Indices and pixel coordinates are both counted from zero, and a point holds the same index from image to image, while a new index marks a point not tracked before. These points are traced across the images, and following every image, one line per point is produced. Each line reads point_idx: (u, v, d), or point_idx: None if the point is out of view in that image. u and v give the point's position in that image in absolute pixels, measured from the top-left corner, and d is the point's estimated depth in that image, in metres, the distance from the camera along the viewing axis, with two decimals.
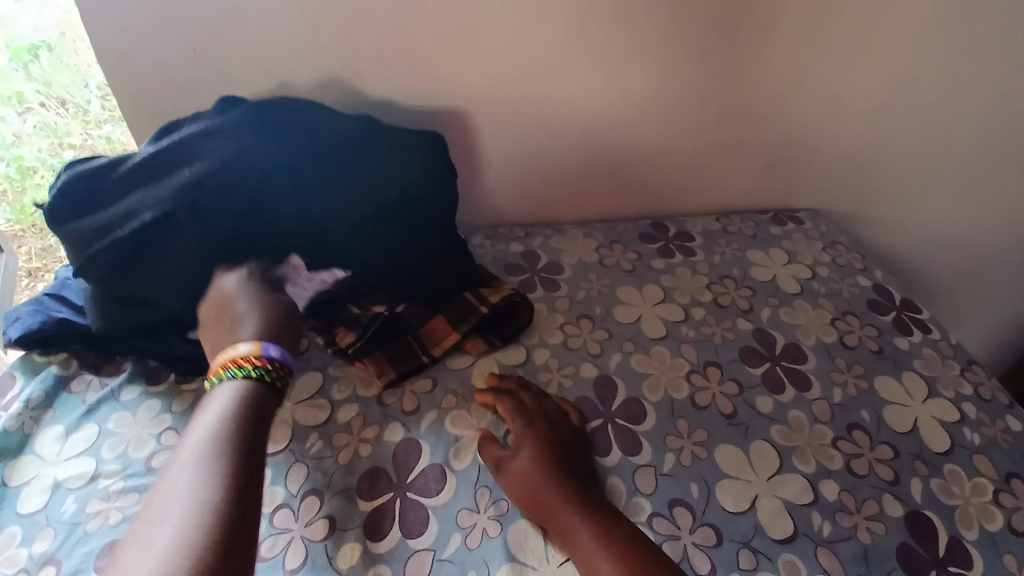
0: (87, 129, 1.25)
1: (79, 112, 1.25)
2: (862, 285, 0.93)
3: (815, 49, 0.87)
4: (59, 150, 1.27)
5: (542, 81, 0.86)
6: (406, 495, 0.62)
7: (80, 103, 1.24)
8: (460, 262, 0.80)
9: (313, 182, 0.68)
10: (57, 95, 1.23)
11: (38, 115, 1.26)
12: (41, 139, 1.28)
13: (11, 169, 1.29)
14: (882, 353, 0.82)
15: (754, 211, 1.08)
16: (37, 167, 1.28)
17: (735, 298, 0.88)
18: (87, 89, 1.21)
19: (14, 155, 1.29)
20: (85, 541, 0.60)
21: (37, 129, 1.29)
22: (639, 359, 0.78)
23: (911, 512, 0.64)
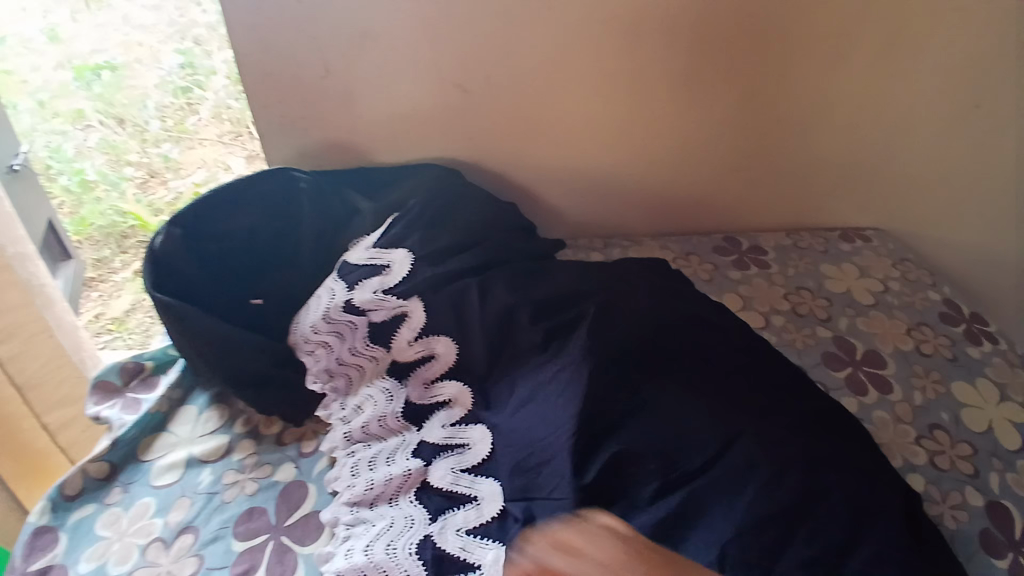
0: (145, 147, 1.44)
1: (135, 130, 1.46)
2: (933, 299, 0.97)
3: (895, 55, 0.91)
4: (118, 166, 1.44)
5: (633, 103, 0.93)
6: None
7: (136, 122, 1.45)
8: None
9: (327, 253, 0.76)
10: (115, 113, 1.46)
11: (99, 132, 1.46)
12: (100, 155, 1.46)
13: (73, 183, 1.44)
14: (956, 361, 0.87)
15: (820, 230, 1.11)
16: (99, 182, 1.43)
17: (813, 307, 0.92)
18: (144, 109, 1.45)
19: (76, 170, 1.44)
20: (221, 509, 0.64)
21: (98, 146, 1.46)
22: (864, 321, 0.90)
23: (990, 504, 0.71)
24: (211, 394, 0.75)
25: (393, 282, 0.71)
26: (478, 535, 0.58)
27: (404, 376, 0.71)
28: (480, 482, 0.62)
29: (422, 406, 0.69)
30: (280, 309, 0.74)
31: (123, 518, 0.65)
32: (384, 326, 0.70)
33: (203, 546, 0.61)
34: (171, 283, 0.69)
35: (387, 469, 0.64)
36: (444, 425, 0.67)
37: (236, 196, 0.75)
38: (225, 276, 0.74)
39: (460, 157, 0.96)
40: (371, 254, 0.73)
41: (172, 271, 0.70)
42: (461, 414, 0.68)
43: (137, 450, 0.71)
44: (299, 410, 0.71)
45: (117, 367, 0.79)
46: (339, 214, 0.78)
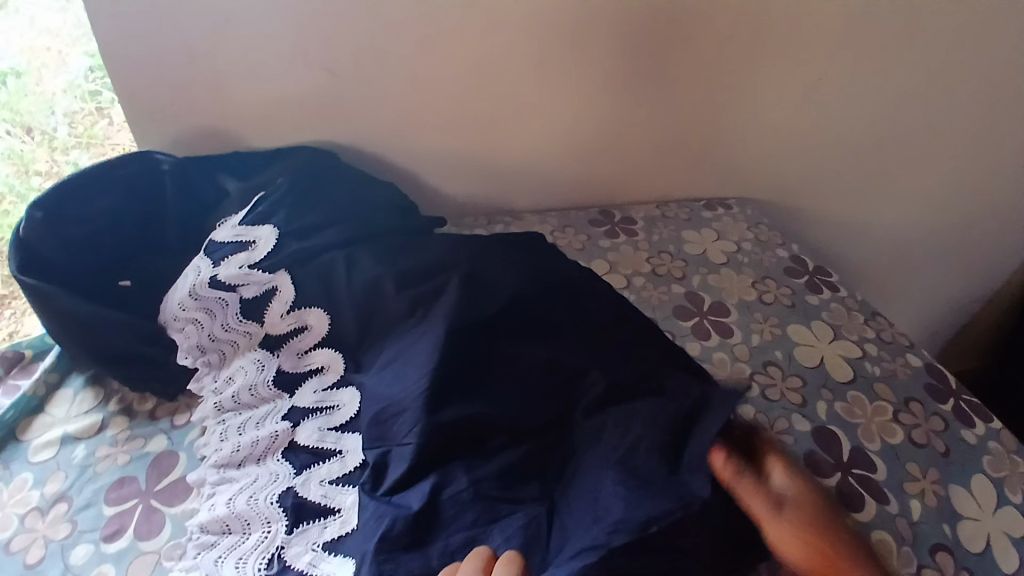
0: (54, 155, 1.31)
1: (47, 139, 1.30)
2: (780, 256, 1.09)
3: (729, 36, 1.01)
4: (24, 176, 1.31)
5: (498, 86, 1.00)
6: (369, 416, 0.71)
7: (46, 131, 1.29)
8: None
9: (191, 235, 0.81)
10: (24, 122, 1.28)
11: (0, 141, 1.28)
12: (6, 165, 1.29)
13: None
14: (794, 307, 0.97)
15: (688, 200, 1.21)
16: (5, 193, 1.29)
17: (670, 268, 1.01)
18: (53, 116, 1.28)
19: None
20: (94, 479, 0.69)
21: (3, 155, 1.29)
22: (714, 278, 1.00)
23: (817, 428, 0.79)
24: (88, 376, 0.79)
25: (258, 258, 0.76)
26: (338, 486, 0.64)
27: (278, 348, 0.74)
28: (345, 438, 0.68)
29: (296, 375, 0.73)
30: (145, 288, 0.79)
31: (1, 491, 0.69)
32: (254, 301, 0.75)
33: (76, 512, 0.66)
34: (33, 266, 0.73)
35: (256, 433, 0.69)
36: (318, 390, 0.72)
37: (95, 181, 0.78)
38: (91, 257, 0.78)
39: (339, 143, 1.02)
40: (237, 232, 0.77)
41: (33, 254, 0.74)
42: (334, 379, 0.72)
43: (15, 432, 0.74)
44: (166, 385, 0.76)
45: None
46: (204, 201, 0.82)
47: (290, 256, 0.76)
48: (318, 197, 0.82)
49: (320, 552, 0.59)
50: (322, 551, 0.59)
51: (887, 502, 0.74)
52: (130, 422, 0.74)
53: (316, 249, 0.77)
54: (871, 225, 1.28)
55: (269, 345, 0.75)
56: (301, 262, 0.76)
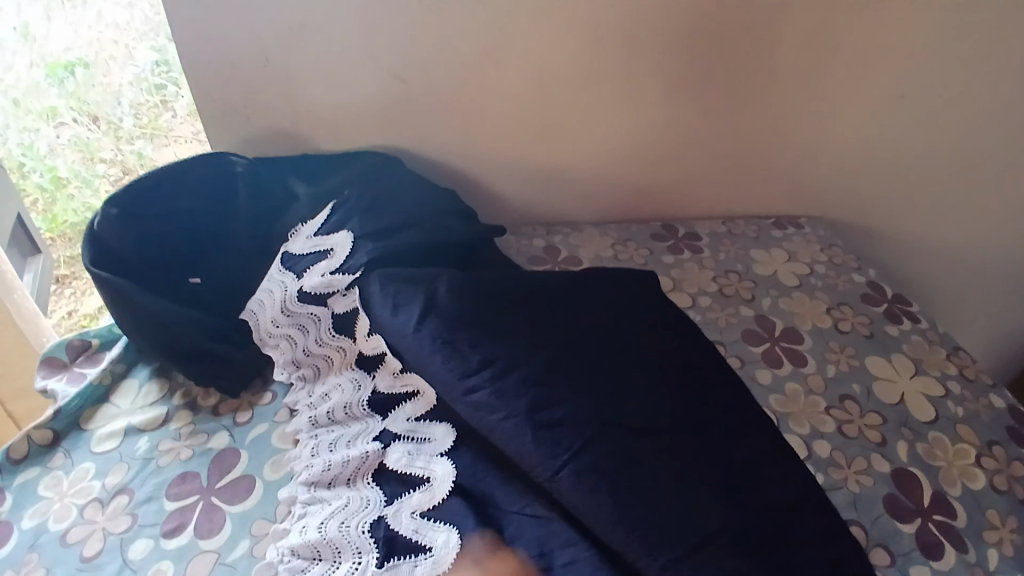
0: (119, 145, 1.48)
1: (111, 128, 1.48)
2: (856, 281, 1.03)
3: (811, 49, 0.96)
4: (90, 164, 1.49)
5: (565, 94, 0.98)
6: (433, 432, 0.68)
7: (111, 119, 1.47)
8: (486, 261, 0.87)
9: (260, 236, 0.81)
10: (90, 111, 1.47)
11: (70, 130, 1.47)
12: (72, 152, 1.48)
13: (45, 180, 1.47)
14: (872, 337, 0.90)
15: (756, 218, 1.16)
16: (71, 179, 1.49)
17: (738, 289, 0.97)
18: (119, 106, 1.45)
19: (48, 166, 1.47)
20: (156, 473, 0.68)
21: (71, 142, 1.48)
22: (786, 301, 0.95)
23: (896, 469, 0.73)
24: (153, 368, 0.79)
25: (338, 263, 0.75)
26: (429, 520, 0.60)
27: (373, 368, 0.73)
28: (434, 464, 0.64)
29: (389, 397, 0.70)
30: (213, 288, 0.79)
31: (63, 480, 0.69)
32: (345, 316, 0.74)
33: (137, 506, 0.66)
34: (107, 262, 0.73)
35: (347, 452, 0.66)
36: (410, 417, 0.68)
37: (169, 179, 0.79)
38: (163, 257, 0.78)
39: (401, 147, 1.01)
40: (315, 241, 0.77)
41: (108, 251, 0.74)
42: (427, 406, 0.69)
43: (80, 420, 0.75)
44: (233, 382, 0.75)
45: (63, 344, 0.83)
46: (272, 204, 0.83)
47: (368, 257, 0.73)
48: (387, 201, 0.81)
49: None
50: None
51: (967, 551, 0.67)
52: (192, 417, 0.74)
53: (389, 254, 0.75)
54: (952, 253, 1.20)
55: (364, 364, 0.73)
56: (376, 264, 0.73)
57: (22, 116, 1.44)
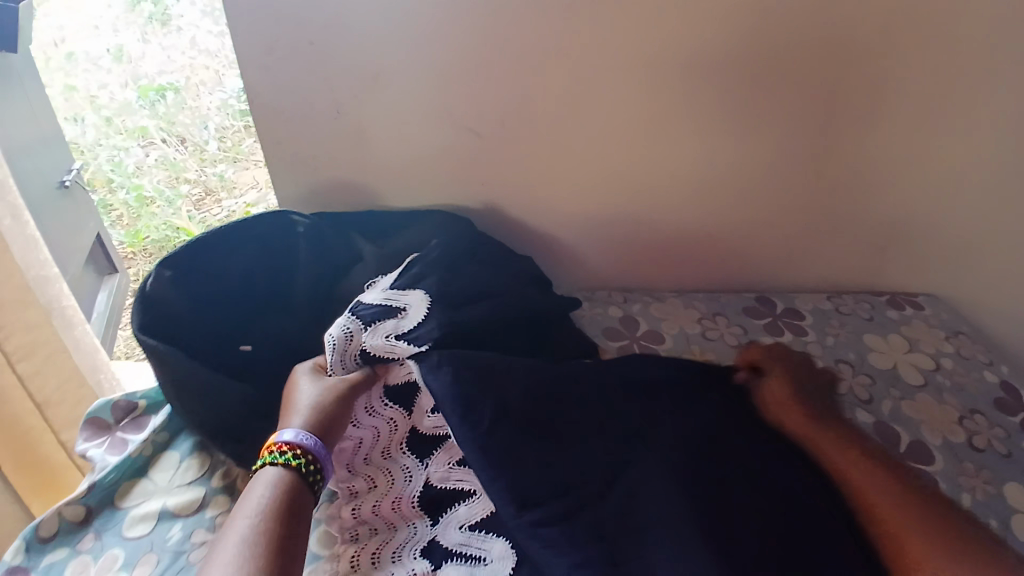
0: (202, 166, 1.43)
1: (195, 150, 1.44)
2: (988, 379, 0.87)
3: (943, 109, 0.83)
4: (175, 183, 1.48)
5: (655, 152, 0.88)
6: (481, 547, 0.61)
7: (196, 142, 1.42)
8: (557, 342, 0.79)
9: (319, 303, 0.77)
10: (177, 133, 1.43)
11: (158, 149, 1.46)
12: (159, 172, 1.48)
13: (130, 197, 1.54)
14: (1011, 457, 0.76)
15: (864, 292, 1.02)
16: (155, 197, 1.49)
17: (852, 385, 0.83)
18: (204, 130, 1.38)
19: (134, 184, 1.52)
20: (185, 570, 0.62)
21: (157, 162, 1.48)
22: (908, 404, 0.81)
23: None
24: (194, 441, 0.74)
25: (408, 327, 0.65)
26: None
27: (427, 455, 0.67)
28: None
29: (442, 494, 0.65)
30: (266, 358, 0.73)
31: (91, 566, 0.64)
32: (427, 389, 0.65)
33: None
34: (157, 327, 0.68)
35: (392, 568, 0.60)
36: (461, 525, 0.62)
37: (232, 234, 0.75)
38: (218, 323, 0.72)
39: (471, 202, 0.93)
40: (388, 295, 0.67)
41: (159, 310, 0.68)
42: (480, 511, 0.63)
43: (115, 496, 0.70)
44: None
45: (111, 404, 0.80)
46: (336, 267, 0.79)
47: (447, 325, 0.65)
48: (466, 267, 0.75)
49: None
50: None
51: None
52: (229, 505, 0.68)
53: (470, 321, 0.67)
54: None
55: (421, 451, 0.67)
56: (456, 331, 0.66)
57: (115, 134, 1.49)
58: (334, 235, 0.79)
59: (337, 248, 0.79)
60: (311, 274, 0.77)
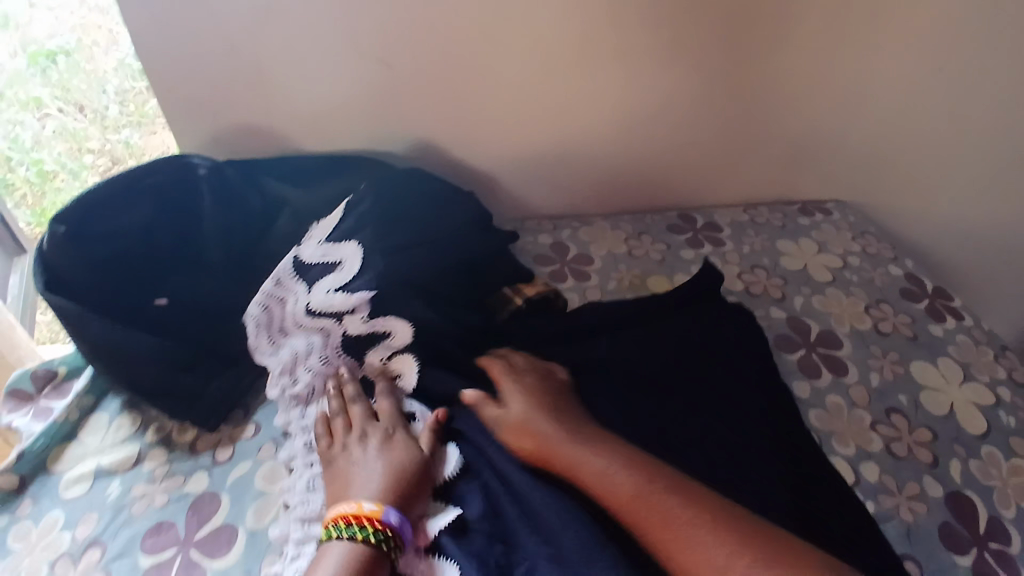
0: (105, 134, 1.31)
1: (96, 117, 1.32)
2: (893, 274, 0.94)
3: (833, 15, 0.86)
4: (78, 155, 1.33)
5: (567, 75, 0.88)
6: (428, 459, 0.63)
7: (96, 108, 1.31)
8: (492, 272, 0.80)
9: (234, 246, 0.74)
10: (75, 100, 1.31)
11: (55, 121, 1.33)
12: (58, 143, 1.34)
13: (30, 174, 1.34)
14: (916, 339, 0.82)
15: (780, 204, 1.07)
16: (57, 171, 1.34)
17: (767, 287, 0.89)
18: (104, 94, 1.28)
19: (34, 159, 1.34)
20: (130, 523, 0.61)
21: (55, 134, 1.34)
22: (820, 300, 0.87)
23: (952, 492, 0.65)
24: (124, 400, 0.72)
25: (346, 278, 0.70)
26: (438, 556, 0.55)
27: (375, 389, 0.68)
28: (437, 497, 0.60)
29: (394, 416, 0.66)
30: (182, 308, 0.70)
31: (32, 531, 0.63)
32: (358, 338, 0.69)
33: (110, 561, 0.59)
34: (63, 288, 0.66)
35: None
36: (413, 441, 0.64)
37: (131, 188, 0.71)
38: (126, 276, 0.69)
39: (391, 140, 0.91)
40: (323, 250, 0.72)
41: (58, 271, 0.66)
42: (433, 427, 0.64)
43: (46, 462, 0.68)
44: (208, 415, 0.68)
45: (27, 375, 0.77)
46: (251, 219, 0.75)
47: (381, 276, 0.69)
48: (392, 210, 0.75)
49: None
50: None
51: None
52: (166, 457, 0.67)
53: (406, 266, 0.71)
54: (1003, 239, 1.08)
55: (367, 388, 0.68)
56: (393, 278, 0.70)
57: (7, 107, 1.32)
58: (246, 185, 0.76)
59: (251, 199, 0.75)
60: (222, 227, 0.73)
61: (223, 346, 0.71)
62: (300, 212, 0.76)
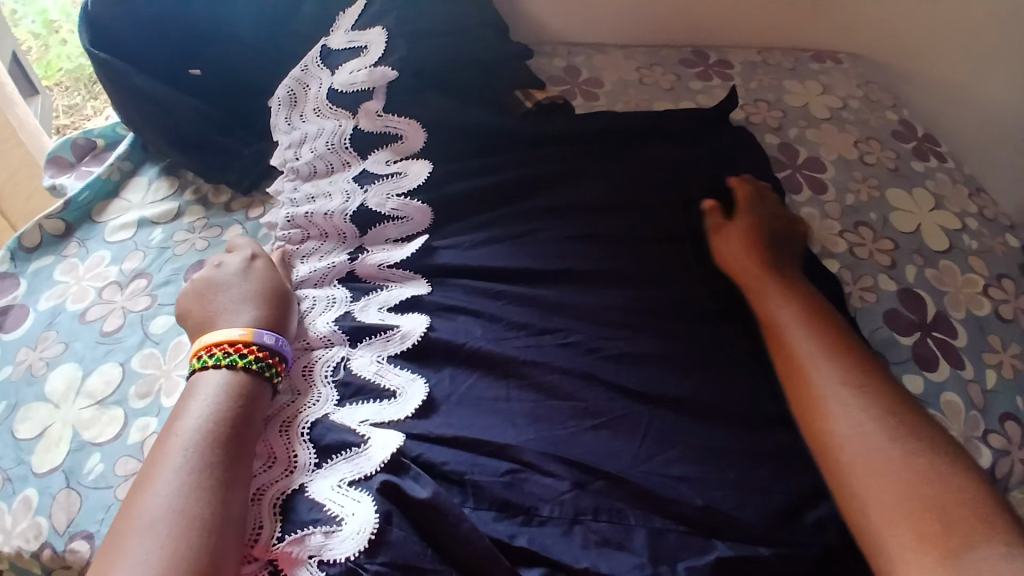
0: None
1: None
2: (889, 118, 0.96)
3: None
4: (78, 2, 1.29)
5: None
6: (391, 255, 0.69)
7: None
8: (503, 75, 0.84)
9: (262, 29, 0.76)
10: None
11: None
12: None
13: (36, 23, 1.31)
14: (897, 171, 0.86)
15: (793, 48, 1.07)
16: (63, 21, 1.31)
17: (767, 117, 0.92)
18: None
19: (38, 7, 1.30)
20: (173, 259, 0.69)
21: None
22: (814, 132, 0.90)
23: (904, 291, 0.73)
24: (161, 167, 0.79)
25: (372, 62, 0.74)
26: (397, 312, 0.65)
27: (368, 182, 0.71)
28: (405, 282, 0.68)
29: (377, 214, 0.70)
30: (211, 81, 0.77)
31: (78, 267, 0.70)
32: (369, 136, 0.73)
33: (156, 288, 0.67)
34: (106, 44, 0.74)
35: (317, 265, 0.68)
36: (390, 239, 0.70)
37: None
38: (159, 45, 0.75)
39: None
40: (350, 37, 0.75)
41: (101, 28, 0.74)
42: (413, 234, 0.71)
43: (90, 213, 0.75)
44: (241, 177, 0.75)
45: (67, 144, 0.82)
46: (271, 2, 0.76)
47: (403, 59, 0.74)
48: (404, 3, 0.77)
49: (385, 364, 0.61)
50: (387, 363, 0.61)
51: (963, 368, 0.67)
52: (205, 215, 0.74)
53: (422, 53, 0.76)
54: None
55: (361, 179, 0.72)
56: (410, 62, 0.75)
57: None
58: None
59: None
60: (244, 8, 0.76)
61: (249, 117, 0.79)
62: (317, 1, 0.77)
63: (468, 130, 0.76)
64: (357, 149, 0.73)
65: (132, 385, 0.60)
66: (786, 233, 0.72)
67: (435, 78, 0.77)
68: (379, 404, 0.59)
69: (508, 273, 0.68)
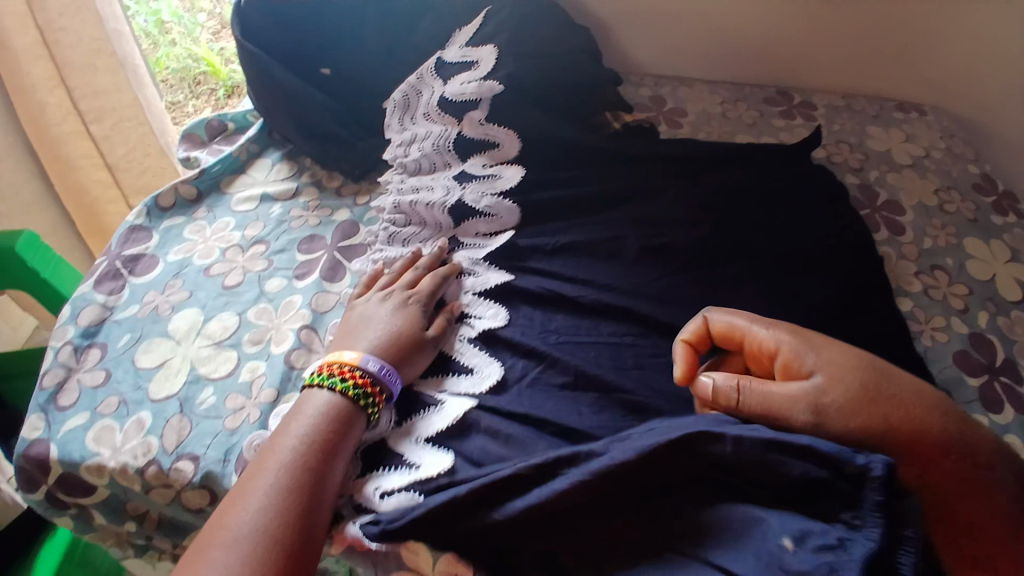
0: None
1: None
2: (971, 171, 0.97)
3: None
4: (192, 9, 1.48)
5: None
6: (482, 245, 0.76)
7: None
8: (597, 97, 0.91)
9: (383, 38, 0.86)
10: None
11: None
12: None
13: (149, 23, 1.42)
14: (976, 222, 0.87)
15: (878, 97, 1.10)
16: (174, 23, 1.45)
17: (847, 158, 0.95)
18: None
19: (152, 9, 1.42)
20: (289, 231, 0.78)
21: None
22: (894, 177, 0.92)
23: (975, 334, 0.74)
24: (284, 152, 0.89)
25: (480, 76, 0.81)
26: (480, 297, 0.72)
27: (467, 181, 0.78)
28: (491, 270, 0.74)
29: (472, 208, 0.77)
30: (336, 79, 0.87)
31: (206, 228, 0.80)
32: (470, 141, 0.80)
33: (273, 254, 0.76)
34: (253, 38, 0.85)
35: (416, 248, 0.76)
36: (480, 233, 0.77)
37: None
38: (297, 43, 0.86)
39: None
40: (462, 52, 0.83)
41: (251, 24, 0.84)
42: (503, 229, 0.77)
43: (219, 184, 0.85)
44: (354, 166, 0.84)
45: (203, 124, 0.93)
46: (395, 14, 0.86)
47: (509, 74, 0.81)
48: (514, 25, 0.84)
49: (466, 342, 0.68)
50: (467, 343, 0.68)
51: None
52: (317, 197, 0.83)
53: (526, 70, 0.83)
54: None
55: (461, 177, 0.79)
56: (515, 77, 0.82)
57: None
58: None
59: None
60: (372, 17, 0.85)
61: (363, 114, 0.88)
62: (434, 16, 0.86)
63: (562, 142, 0.82)
64: (460, 152, 0.80)
65: (246, 331, 0.69)
66: (859, 266, 0.75)
67: (535, 94, 0.84)
68: (456, 376, 0.65)
69: (588, 277, 0.72)
